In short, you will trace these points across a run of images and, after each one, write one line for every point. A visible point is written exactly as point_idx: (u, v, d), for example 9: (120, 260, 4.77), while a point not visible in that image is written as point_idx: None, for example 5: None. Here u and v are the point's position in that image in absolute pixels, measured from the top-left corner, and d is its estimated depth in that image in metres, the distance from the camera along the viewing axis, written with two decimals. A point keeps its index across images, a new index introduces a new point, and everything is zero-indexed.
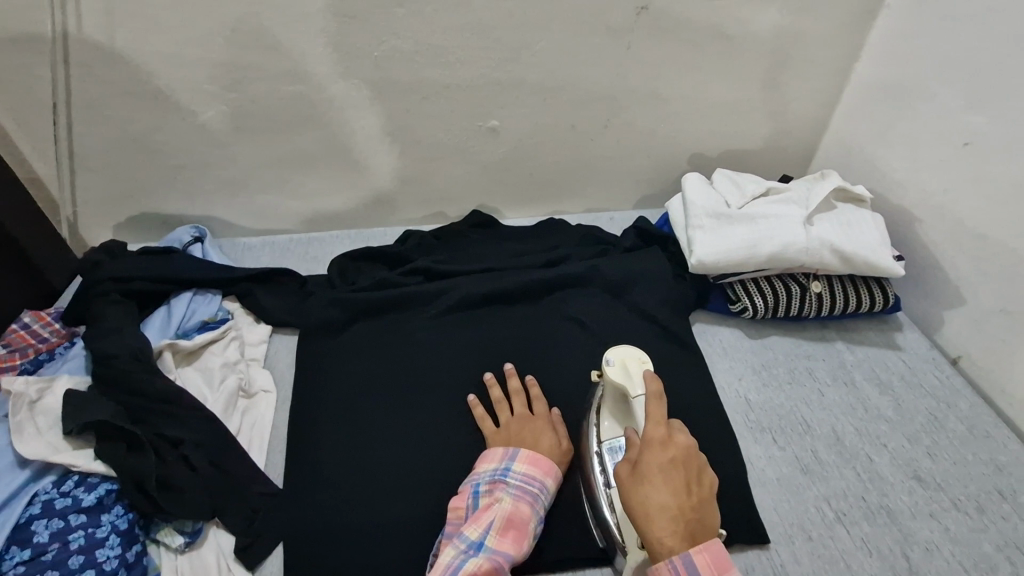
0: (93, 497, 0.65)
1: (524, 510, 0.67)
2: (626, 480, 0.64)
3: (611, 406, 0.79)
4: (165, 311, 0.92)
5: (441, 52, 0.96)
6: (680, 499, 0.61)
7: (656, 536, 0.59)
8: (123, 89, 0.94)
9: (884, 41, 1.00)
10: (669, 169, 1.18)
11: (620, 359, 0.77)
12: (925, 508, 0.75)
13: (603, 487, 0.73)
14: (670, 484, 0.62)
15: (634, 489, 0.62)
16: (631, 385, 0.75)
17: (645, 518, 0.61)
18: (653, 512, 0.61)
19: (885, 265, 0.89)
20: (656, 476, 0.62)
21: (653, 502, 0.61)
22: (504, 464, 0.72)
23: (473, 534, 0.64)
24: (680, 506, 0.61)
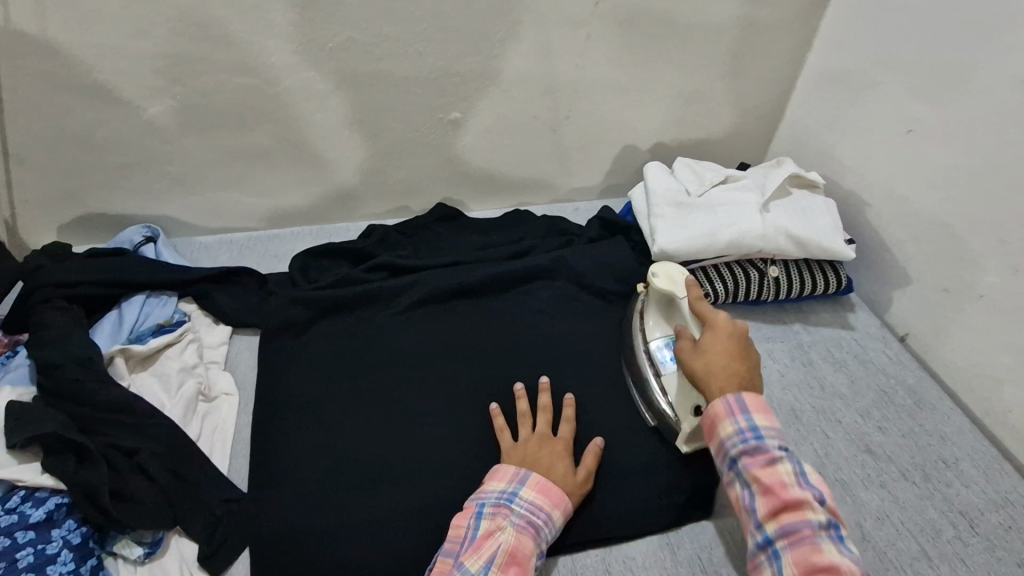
0: (42, 512, 0.61)
1: (527, 544, 0.65)
2: (687, 352, 0.74)
3: (658, 309, 0.89)
4: (116, 315, 0.89)
5: (399, 43, 0.94)
6: (736, 358, 0.71)
7: (718, 390, 0.69)
8: (61, 83, 0.89)
9: (832, 32, 1.03)
10: (631, 159, 1.19)
11: (664, 271, 0.87)
12: (876, 479, 0.79)
13: (654, 377, 0.83)
14: (727, 351, 0.71)
15: (693, 358, 0.73)
16: (676, 291, 0.85)
17: (704, 376, 0.70)
18: (712, 370, 0.70)
19: (837, 248, 0.92)
20: (714, 345, 0.72)
21: (712, 366, 0.70)
22: (513, 487, 0.70)
23: (475, 565, 0.63)
24: (737, 371, 0.69)
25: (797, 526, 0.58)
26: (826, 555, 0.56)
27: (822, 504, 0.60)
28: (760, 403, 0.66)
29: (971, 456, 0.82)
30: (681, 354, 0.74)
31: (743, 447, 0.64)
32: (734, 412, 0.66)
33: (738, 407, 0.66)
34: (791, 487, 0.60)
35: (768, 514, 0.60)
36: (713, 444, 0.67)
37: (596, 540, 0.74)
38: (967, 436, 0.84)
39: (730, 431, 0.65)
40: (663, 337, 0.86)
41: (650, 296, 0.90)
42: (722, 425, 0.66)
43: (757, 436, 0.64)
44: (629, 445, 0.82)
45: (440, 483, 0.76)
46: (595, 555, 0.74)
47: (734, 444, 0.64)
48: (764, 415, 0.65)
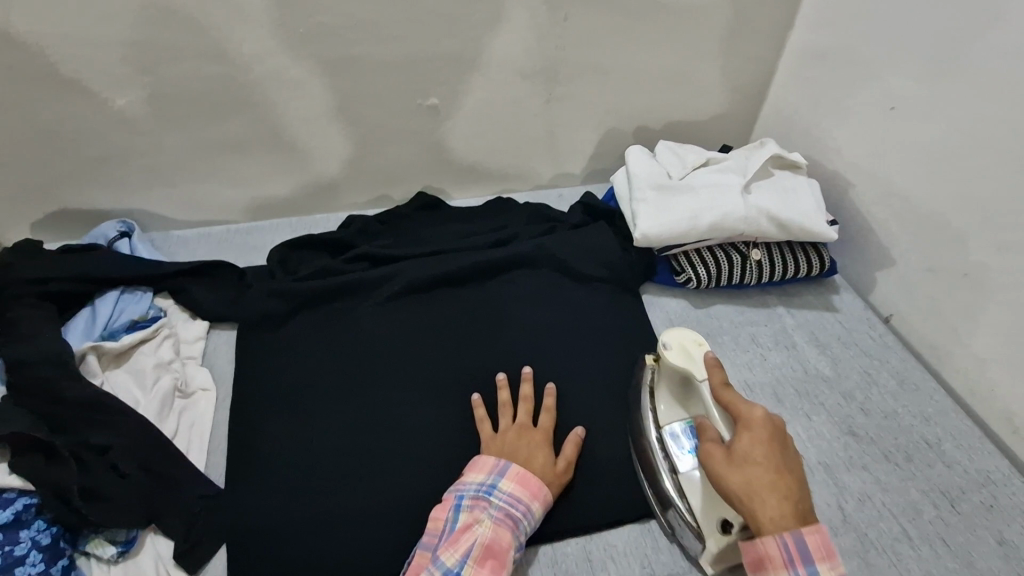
0: (9, 514, 0.60)
1: (505, 537, 0.65)
2: (718, 462, 0.62)
3: (670, 386, 0.78)
4: (90, 311, 0.87)
5: (372, 27, 0.92)
6: (783, 470, 0.60)
7: (766, 519, 0.58)
8: (23, 74, 0.87)
9: (816, 8, 1.01)
10: (614, 142, 1.17)
11: (678, 342, 0.76)
12: (859, 461, 0.79)
13: (669, 476, 0.73)
14: (771, 461, 0.60)
15: (731, 473, 0.61)
16: (694, 369, 0.74)
17: (747, 497, 0.59)
18: (757, 489, 0.59)
19: (820, 229, 0.91)
20: (756, 455, 0.61)
21: (756, 483, 0.59)
22: (492, 479, 0.69)
23: (451, 560, 0.63)
24: (786, 489, 0.59)
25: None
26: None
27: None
28: (826, 547, 0.55)
29: (954, 436, 0.81)
30: (711, 466, 0.62)
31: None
32: (794, 561, 0.55)
33: (798, 557, 0.55)
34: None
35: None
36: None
37: (578, 528, 0.74)
38: (950, 415, 0.84)
39: None
40: (679, 422, 0.76)
41: (660, 372, 0.79)
42: (777, 573, 0.56)
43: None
44: (611, 432, 0.81)
45: (420, 474, 0.76)
46: (576, 544, 0.73)
47: None
48: (829, 564, 0.55)
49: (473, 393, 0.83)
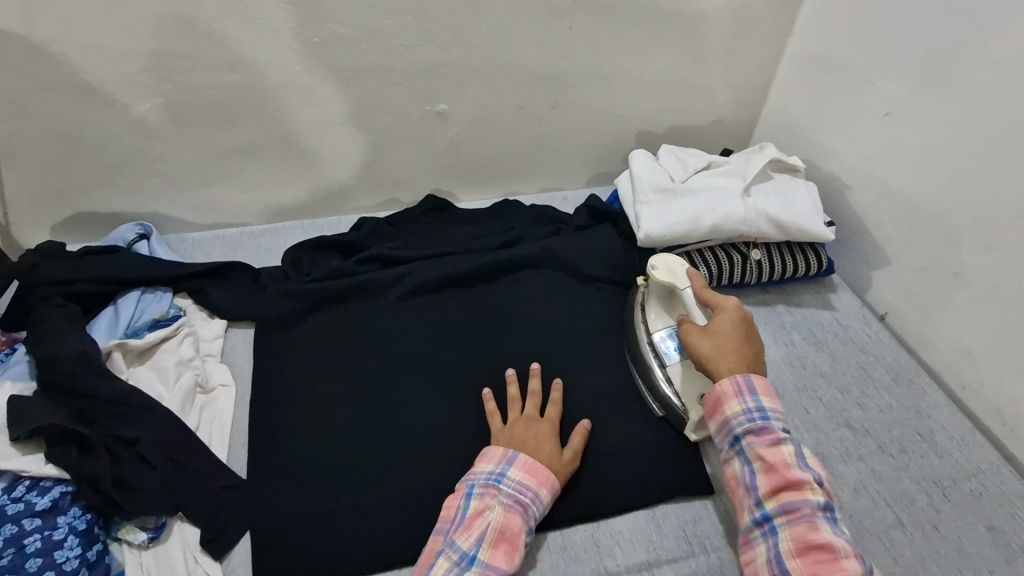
0: (47, 501, 0.63)
1: (515, 522, 0.68)
2: (692, 334, 0.78)
3: (658, 300, 0.90)
4: (113, 311, 0.90)
5: (384, 37, 0.95)
6: (741, 340, 0.76)
7: (726, 371, 0.74)
8: (48, 83, 0.90)
9: (812, 17, 1.05)
10: (618, 147, 1.21)
11: (664, 264, 0.88)
12: (854, 452, 0.82)
13: (660, 369, 0.85)
14: (734, 333, 0.76)
15: (702, 342, 0.77)
16: (677, 282, 0.86)
17: (712, 359, 0.75)
18: (722, 354, 0.75)
19: (818, 230, 0.94)
20: (722, 329, 0.77)
21: (720, 349, 0.75)
22: (501, 468, 0.72)
23: (465, 544, 0.66)
24: (744, 353, 0.75)
25: (794, 501, 0.64)
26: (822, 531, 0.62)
27: (819, 484, 0.66)
28: (769, 386, 0.71)
29: (946, 429, 0.84)
30: (686, 337, 0.78)
31: (749, 426, 0.69)
32: (741, 392, 0.71)
33: (746, 389, 0.71)
34: (793, 468, 0.66)
35: (769, 489, 0.66)
36: (716, 421, 0.72)
37: (585, 517, 0.77)
38: (942, 409, 0.87)
39: (736, 410, 0.71)
40: (664, 328, 0.88)
41: (653, 288, 0.91)
42: (729, 404, 0.71)
43: (764, 419, 0.69)
44: (616, 425, 0.84)
45: (433, 465, 0.79)
46: (584, 531, 0.76)
47: (740, 422, 0.70)
48: (770, 399, 0.71)
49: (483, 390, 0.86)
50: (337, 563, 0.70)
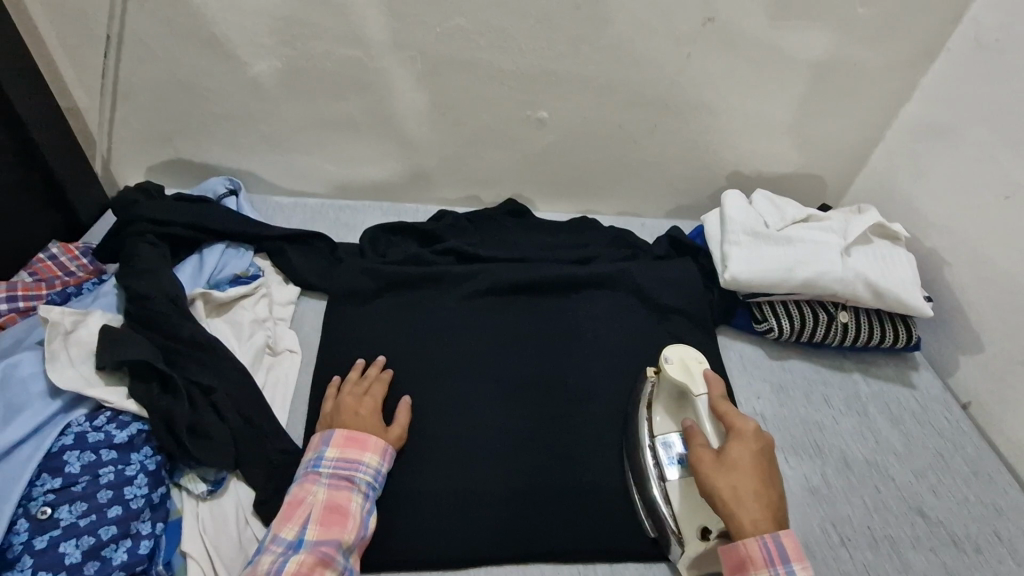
0: (125, 435, 0.64)
1: (341, 497, 0.67)
2: (708, 464, 0.66)
3: (669, 399, 0.80)
4: (197, 259, 0.92)
5: (503, 37, 0.95)
6: (763, 484, 0.64)
7: (747, 520, 0.62)
8: (177, 31, 0.93)
9: (937, 84, 1.01)
10: (706, 182, 1.19)
11: (679, 357, 0.80)
12: (925, 542, 0.78)
13: (658, 482, 0.75)
14: (754, 468, 0.65)
15: (716, 475, 0.65)
16: (692, 383, 0.77)
17: (729, 500, 0.64)
18: (741, 494, 0.64)
19: (916, 304, 0.90)
20: (742, 462, 0.65)
21: (740, 487, 0.64)
22: (317, 453, 0.70)
23: (290, 533, 0.64)
24: (766, 498, 0.64)
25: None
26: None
27: None
28: (799, 550, 0.61)
29: None
30: (699, 466, 0.66)
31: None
32: (774, 561, 0.60)
33: (779, 558, 0.60)
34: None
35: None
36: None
37: (635, 554, 0.75)
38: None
39: None
40: (669, 433, 0.78)
41: (664, 385, 0.81)
42: (758, 573, 0.61)
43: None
44: None
45: (489, 469, 0.78)
46: (633, 566, 0.74)
47: None
48: (802, 564, 0.60)
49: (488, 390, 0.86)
50: (391, 550, 0.71)
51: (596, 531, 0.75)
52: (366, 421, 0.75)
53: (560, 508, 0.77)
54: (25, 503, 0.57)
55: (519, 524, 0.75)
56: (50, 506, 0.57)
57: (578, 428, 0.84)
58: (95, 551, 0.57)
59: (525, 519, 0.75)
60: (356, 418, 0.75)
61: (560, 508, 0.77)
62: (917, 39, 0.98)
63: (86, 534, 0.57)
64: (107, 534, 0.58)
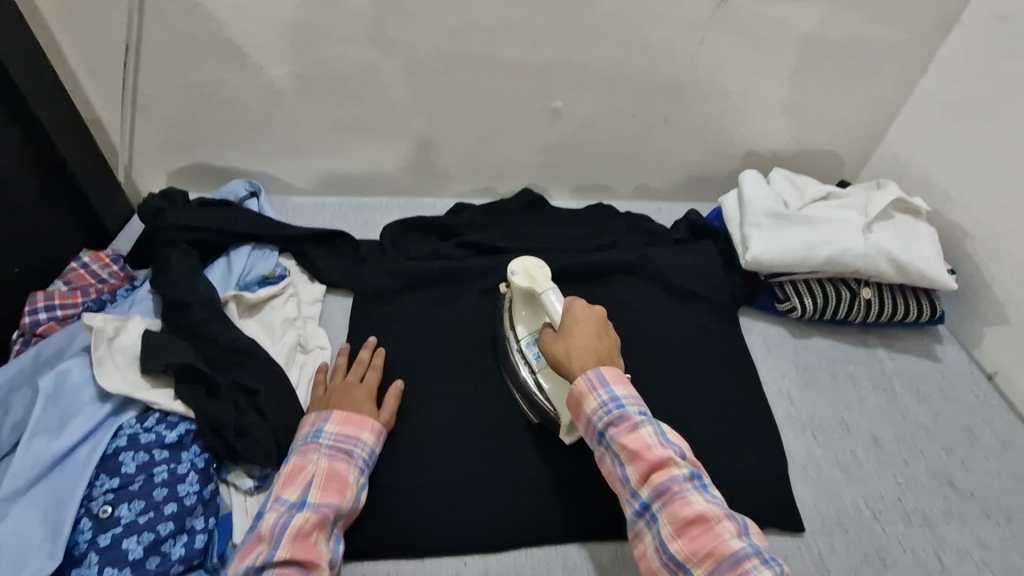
0: (175, 435, 0.66)
1: (341, 466, 0.68)
2: (547, 339, 0.73)
3: (522, 302, 0.85)
4: (225, 262, 0.94)
5: (516, 30, 0.95)
6: (594, 338, 0.71)
7: (577, 367, 0.69)
8: (193, 38, 0.94)
9: (954, 56, 1.00)
10: (722, 165, 1.18)
11: (524, 269, 0.82)
12: (957, 514, 0.79)
13: (528, 374, 0.81)
14: (587, 331, 0.72)
15: (552, 344, 0.72)
16: (535, 285, 0.80)
17: (564, 359, 0.70)
18: (572, 354, 0.70)
19: (939, 278, 0.90)
20: (576, 329, 0.72)
21: (572, 348, 0.70)
22: (318, 426, 0.71)
23: (293, 495, 0.64)
24: (596, 346, 0.71)
25: (662, 481, 0.61)
26: (691, 504, 0.60)
27: (683, 458, 0.64)
28: (619, 374, 0.68)
29: None
30: (541, 338, 0.74)
31: (608, 420, 0.65)
32: (596, 387, 0.67)
33: (598, 381, 0.67)
34: (654, 449, 0.63)
35: (640, 478, 0.62)
36: (580, 419, 0.68)
37: None
38: None
39: (595, 406, 0.66)
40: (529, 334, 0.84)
41: (518, 294, 0.85)
42: (587, 401, 0.67)
43: (620, 407, 0.65)
44: (712, 442, 0.82)
45: (522, 456, 0.80)
46: None
47: (599, 417, 0.66)
48: (623, 385, 0.67)
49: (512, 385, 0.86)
50: (432, 538, 0.73)
51: None
52: (361, 404, 0.76)
53: (595, 491, 0.78)
54: (87, 503, 0.60)
55: (556, 509, 0.76)
56: (110, 505, 0.60)
57: None
58: (156, 546, 0.59)
59: (562, 505, 0.76)
60: (353, 404, 0.76)
61: (593, 492, 0.77)
62: (933, 12, 0.97)
63: (145, 531, 0.59)
64: (165, 530, 0.60)
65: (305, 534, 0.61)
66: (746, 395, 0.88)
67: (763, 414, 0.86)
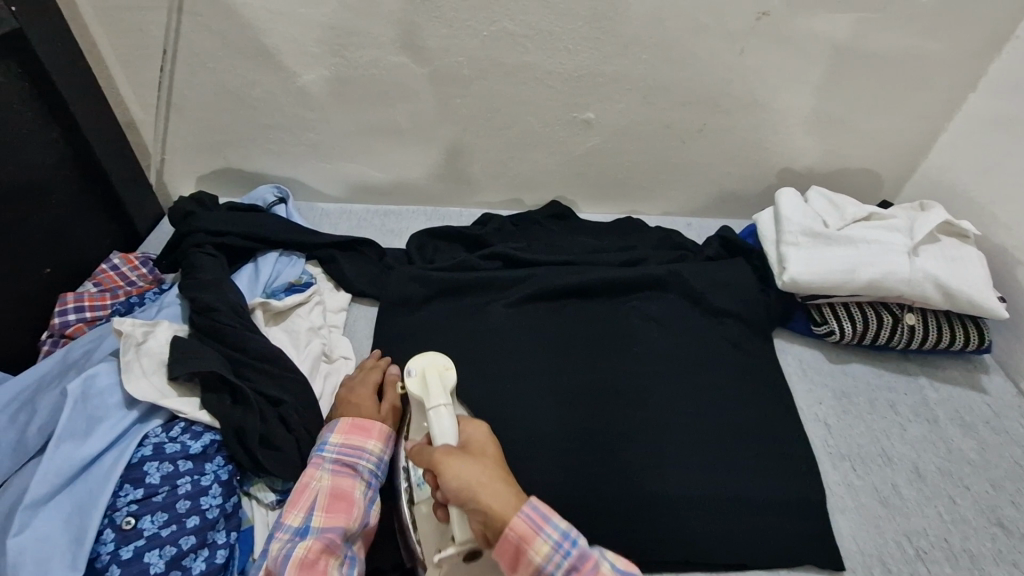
0: (200, 445, 0.65)
1: (345, 482, 0.66)
2: (444, 454, 0.57)
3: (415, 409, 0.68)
4: (252, 267, 0.93)
5: (551, 39, 0.94)
6: (503, 473, 0.58)
7: (501, 505, 0.55)
8: (229, 43, 0.94)
9: (1005, 74, 0.97)
10: (756, 181, 1.16)
11: (423, 370, 0.65)
12: (1008, 556, 0.75)
13: (405, 505, 0.70)
14: (494, 460, 0.60)
15: (454, 470, 0.56)
16: (428, 396, 0.63)
17: (466, 494, 0.55)
18: (487, 481, 0.56)
19: (990, 306, 0.86)
20: (483, 457, 0.59)
21: (483, 475, 0.56)
22: (320, 440, 0.69)
23: (296, 520, 0.63)
24: (508, 478, 0.58)
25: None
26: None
27: None
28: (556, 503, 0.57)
29: None
30: (439, 459, 0.57)
31: (568, 563, 0.55)
32: (540, 526, 0.55)
33: (542, 520, 0.55)
34: None
35: None
36: (523, 570, 0.55)
37: (702, 564, 0.72)
38: None
39: (545, 552, 0.54)
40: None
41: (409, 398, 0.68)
42: (534, 546, 0.54)
43: (576, 545, 0.55)
44: (745, 468, 0.79)
45: (548, 477, 0.77)
46: None
47: (557, 563, 0.54)
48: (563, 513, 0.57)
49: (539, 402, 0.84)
50: None
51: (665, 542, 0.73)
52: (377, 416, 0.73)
53: (623, 516, 0.75)
54: (110, 514, 0.59)
55: (582, 533, 0.73)
56: (133, 517, 0.59)
57: (638, 434, 0.82)
58: (177, 560, 0.58)
59: (589, 529, 0.73)
60: (357, 407, 0.74)
61: (621, 517, 0.74)
62: (985, 28, 0.94)
63: (168, 544, 0.58)
64: (187, 544, 0.59)
65: (308, 563, 0.58)
66: (779, 420, 0.85)
67: (798, 441, 0.83)
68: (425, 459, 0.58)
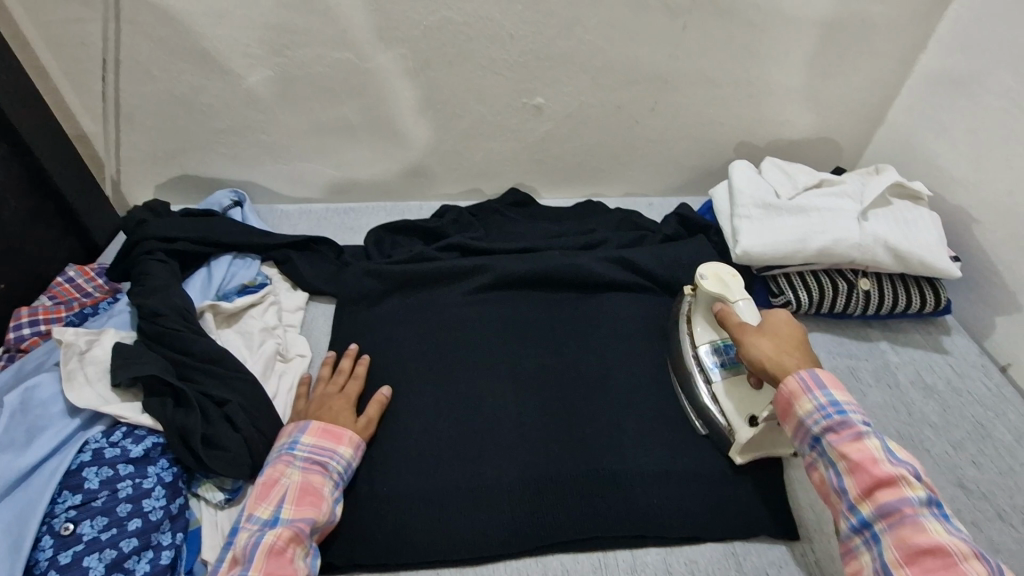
0: (140, 449, 0.65)
1: (316, 478, 0.67)
2: (750, 334, 0.72)
3: (704, 310, 0.85)
4: (206, 272, 0.93)
5: (492, 25, 0.93)
6: (800, 344, 0.70)
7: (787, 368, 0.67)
8: (171, 49, 0.94)
9: (954, 32, 0.95)
10: (714, 156, 1.15)
11: (713, 272, 0.83)
12: (967, 516, 0.75)
13: (704, 385, 0.80)
14: (794, 340, 0.71)
15: (757, 341, 0.71)
16: (727, 292, 0.81)
17: (771, 358, 0.69)
18: (781, 352, 0.69)
19: (941, 265, 0.86)
20: (780, 330, 0.72)
21: (777, 349, 0.69)
22: (293, 437, 0.70)
23: (265, 512, 0.63)
24: (802, 352, 0.69)
25: (890, 499, 0.56)
26: (931, 532, 0.54)
27: (918, 478, 0.58)
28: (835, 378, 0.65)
29: None
30: (742, 336, 0.72)
31: (826, 424, 0.62)
32: (810, 388, 0.64)
33: (816, 385, 0.64)
34: (881, 463, 0.58)
35: (861, 492, 0.58)
36: (790, 423, 0.66)
37: (658, 538, 0.73)
38: None
39: (808, 408, 0.64)
40: (712, 341, 0.82)
41: (698, 296, 0.85)
42: (800, 403, 0.65)
43: (842, 412, 0.62)
44: (702, 444, 0.80)
45: (503, 463, 0.77)
46: (656, 554, 0.72)
47: (815, 421, 0.63)
48: (841, 389, 0.64)
49: (497, 388, 0.84)
50: (404, 551, 0.70)
51: (622, 519, 0.73)
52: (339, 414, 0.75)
53: (580, 496, 0.75)
54: (48, 520, 0.60)
55: (540, 515, 0.73)
56: (72, 522, 0.59)
57: (595, 415, 0.82)
58: (118, 563, 0.59)
59: (546, 511, 0.74)
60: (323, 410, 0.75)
61: (578, 498, 0.75)
62: None
63: (107, 548, 0.59)
64: (128, 547, 0.59)
65: (278, 551, 0.60)
66: None
67: None
68: (738, 335, 0.73)
